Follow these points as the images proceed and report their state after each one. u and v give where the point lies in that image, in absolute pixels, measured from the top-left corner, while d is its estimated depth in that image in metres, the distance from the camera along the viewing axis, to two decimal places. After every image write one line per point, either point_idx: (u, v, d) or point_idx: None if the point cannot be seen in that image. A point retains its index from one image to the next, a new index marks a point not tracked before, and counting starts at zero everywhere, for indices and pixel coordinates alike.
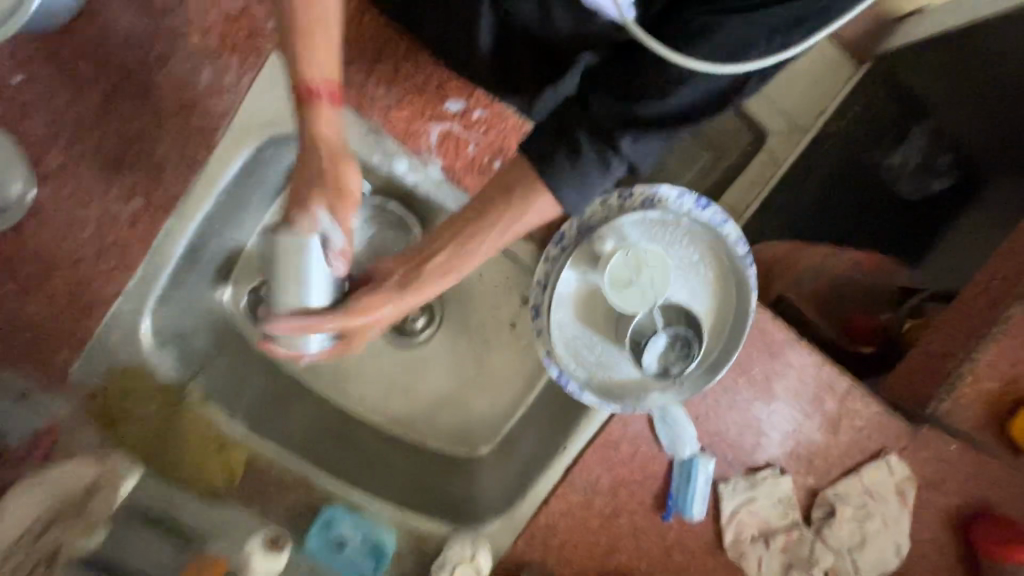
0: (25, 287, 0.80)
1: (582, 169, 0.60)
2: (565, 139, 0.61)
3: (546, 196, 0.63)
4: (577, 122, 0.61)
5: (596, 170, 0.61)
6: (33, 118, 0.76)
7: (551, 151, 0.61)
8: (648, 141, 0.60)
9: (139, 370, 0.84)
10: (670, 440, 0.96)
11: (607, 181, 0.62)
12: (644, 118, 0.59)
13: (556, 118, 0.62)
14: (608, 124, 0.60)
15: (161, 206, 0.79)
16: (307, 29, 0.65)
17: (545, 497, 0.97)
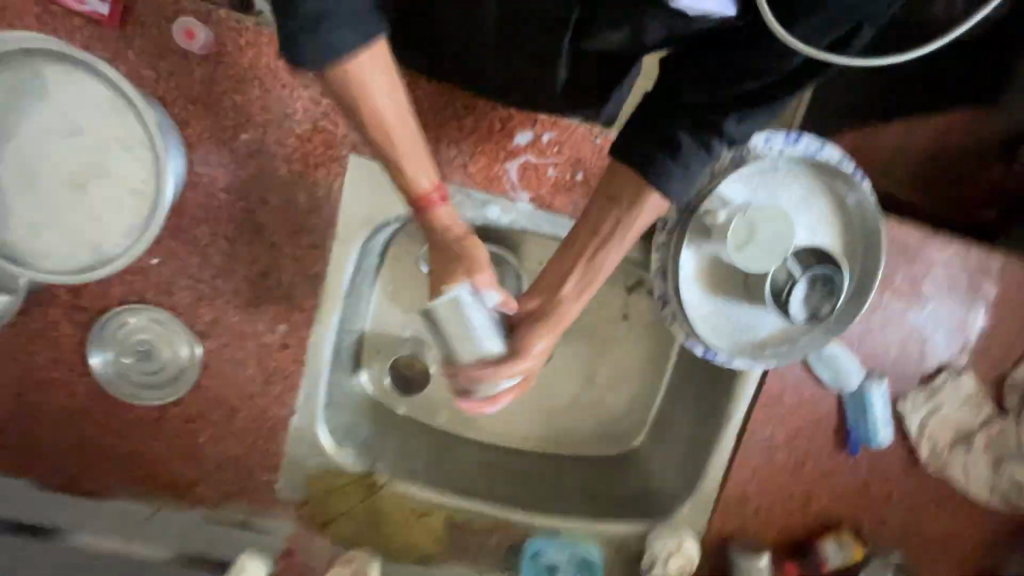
0: (218, 434, 0.88)
1: (690, 165, 0.60)
2: (665, 138, 0.59)
3: (654, 196, 0.62)
4: (675, 118, 0.59)
5: (701, 160, 0.60)
6: (173, 288, 0.84)
7: (652, 153, 0.60)
8: (752, 119, 0.59)
9: (333, 471, 0.93)
10: (833, 377, 0.93)
11: (711, 163, 0.62)
12: (743, 101, 0.58)
13: (645, 113, 0.61)
14: (709, 114, 0.58)
15: (303, 326, 0.86)
16: (395, 146, 0.60)
17: (726, 470, 0.97)
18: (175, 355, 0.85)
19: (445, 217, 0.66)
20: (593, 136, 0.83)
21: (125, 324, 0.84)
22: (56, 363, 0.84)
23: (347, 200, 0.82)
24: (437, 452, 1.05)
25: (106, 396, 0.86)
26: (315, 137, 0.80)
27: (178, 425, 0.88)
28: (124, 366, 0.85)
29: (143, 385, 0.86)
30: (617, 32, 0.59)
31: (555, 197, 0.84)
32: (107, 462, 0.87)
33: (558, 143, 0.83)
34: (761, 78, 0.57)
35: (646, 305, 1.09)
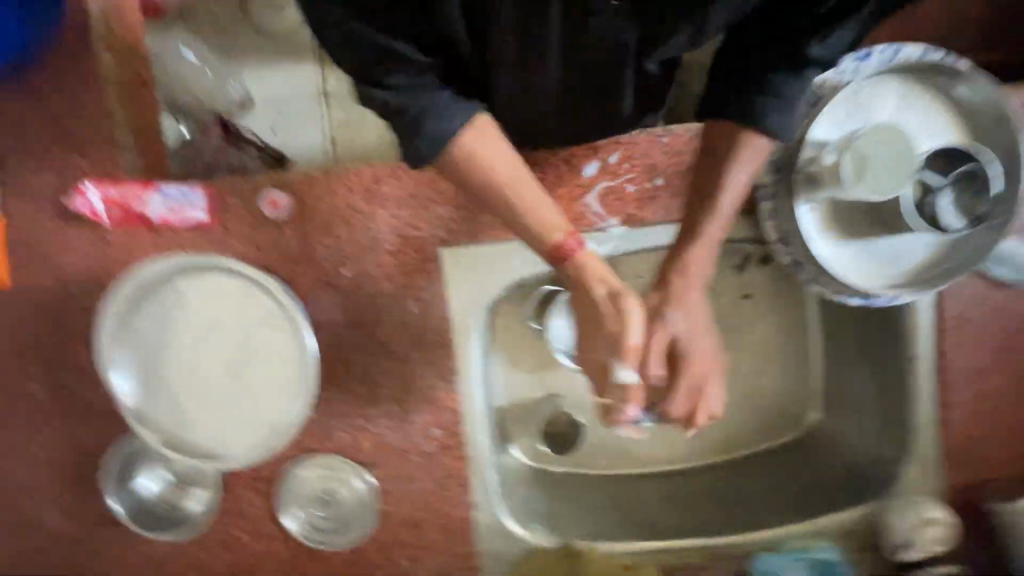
0: (414, 553, 0.89)
1: (786, 93, 0.61)
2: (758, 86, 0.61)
3: (755, 135, 0.63)
4: (766, 64, 0.61)
5: (796, 85, 0.61)
6: (330, 431, 0.87)
7: (745, 100, 0.62)
8: (837, 35, 0.59)
9: (532, 553, 0.91)
10: (1021, 274, 0.83)
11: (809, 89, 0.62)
12: (825, 22, 0.59)
13: (731, 71, 0.64)
14: (791, 44, 0.60)
15: (455, 424, 0.87)
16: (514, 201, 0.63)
17: (935, 415, 0.87)
18: (355, 491, 0.88)
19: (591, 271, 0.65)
20: (658, 138, 0.81)
21: (302, 478, 0.88)
22: (256, 538, 0.88)
23: (453, 291, 0.85)
24: (612, 499, 1.03)
25: (308, 552, 0.89)
26: (405, 246, 0.84)
27: (378, 558, 0.89)
28: (314, 518, 0.89)
29: (334, 529, 0.89)
30: (677, 37, 0.58)
31: (644, 211, 0.83)
32: None
33: (627, 159, 0.81)
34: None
35: (761, 276, 1.02)
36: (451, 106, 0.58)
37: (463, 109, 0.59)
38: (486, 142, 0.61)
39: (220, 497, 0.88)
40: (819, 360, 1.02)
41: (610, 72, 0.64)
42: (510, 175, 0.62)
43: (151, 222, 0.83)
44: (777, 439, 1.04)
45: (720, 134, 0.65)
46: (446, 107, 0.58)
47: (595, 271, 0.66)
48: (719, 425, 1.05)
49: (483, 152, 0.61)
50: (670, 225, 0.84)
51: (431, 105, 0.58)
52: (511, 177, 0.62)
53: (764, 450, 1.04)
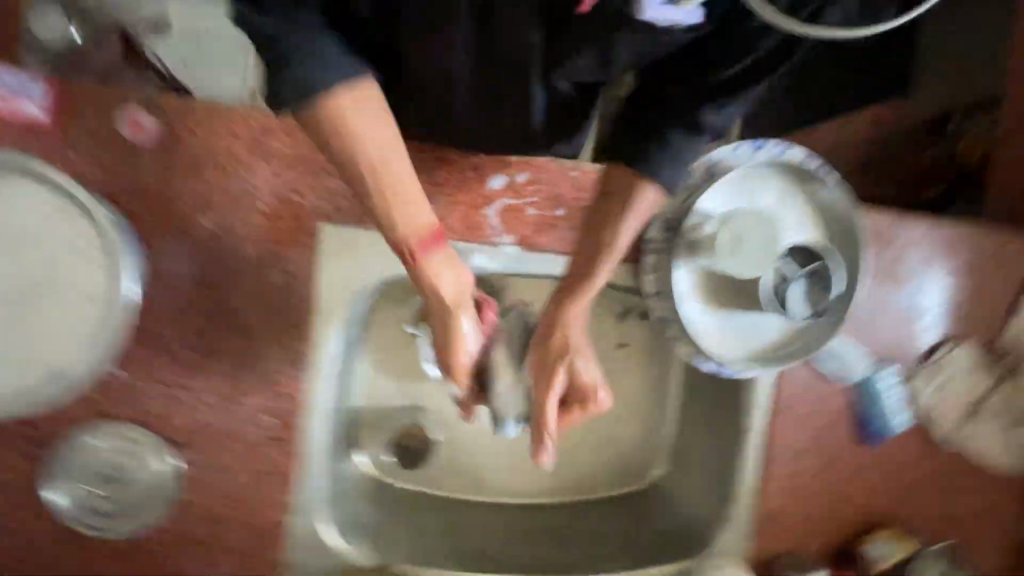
0: (208, 555, 0.78)
1: (678, 151, 0.68)
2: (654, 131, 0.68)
3: (649, 191, 0.69)
4: (662, 114, 0.69)
5: (687, 146, 0.68)
6: (142, 397, 0.75)
7: (644, 148, 0.68)
8: (728, 110, 0.67)
9: (344, 571, 0.84)
10: (841, 372, 0.93)
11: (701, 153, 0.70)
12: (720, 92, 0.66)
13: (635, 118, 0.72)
14: (686, 109, 0.67)
15: (291, 416, 0.79)
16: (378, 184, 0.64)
17: (755, 487, 0.94)
18: (153, 474, 0.76)
19: (440, 272, 0.67)
20: (568, 170, 0.82)
21: (89, 447, 0.74)
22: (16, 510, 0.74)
23: (323, 271, 0.78)
24: (447, 524, 0.99)
25: (78, 537, 0.75)
26: (283, 211, 0.76)
27: (164, 556, 0.77)
28: (92, 497, 0.75)
29: (115, 513, 0.75)
30: (587, 56, 0.66)
31: (539, 236, 0.83)
32: None
33: (534, 182, 0.81)
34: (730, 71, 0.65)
35: (638, 331, 1.06)
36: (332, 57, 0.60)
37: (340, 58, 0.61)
38: (358, 107, 0.61)
39: None
40: (674, 420, 1.07)
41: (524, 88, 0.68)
42: (381, 152, 0.62)
43: None
44: (622, 489, 1.07)
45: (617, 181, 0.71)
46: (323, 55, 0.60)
47: (442, 273, 0.68)
48: (571, 466, 1.06)
49: (352, 122, 0.61)
50: (561, 257, 0.84)
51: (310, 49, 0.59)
52: (379, 154, 0.62)
53: (607, 497, 1.07)
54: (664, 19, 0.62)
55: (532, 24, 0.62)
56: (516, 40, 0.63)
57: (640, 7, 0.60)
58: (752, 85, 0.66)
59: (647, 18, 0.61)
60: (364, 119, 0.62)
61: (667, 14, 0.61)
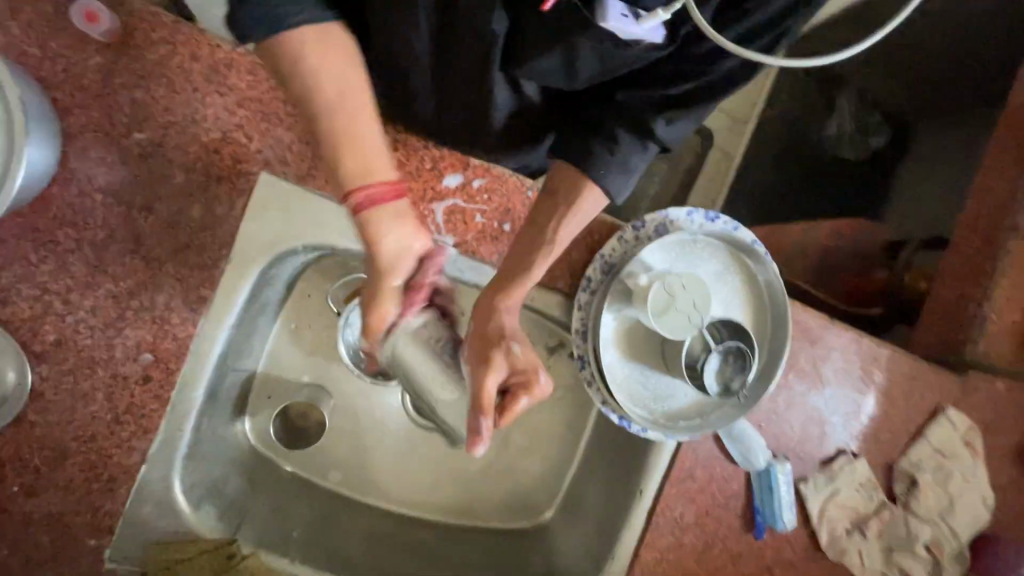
0: (35, 485, 0.71)
1: (623, 156, 0.66)
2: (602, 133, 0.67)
3: (593, 189, 0.67)
4: (612, 120, 0.67)
5: (635, 152, 0.66)
6: (15, 298, 0.69)
7: (588, 145, 0.67)
8: (678, 122, 0.66)
9: (181, 539, 0.76)
10: (742, 456, 0.92)
11: (646, 161, 0.68)
12: (671, 105, 0.65)
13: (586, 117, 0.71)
14: (638, 116, 0.66)
15: (172, 359, 0.74)
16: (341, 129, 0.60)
17: (634, 551, 0.92)
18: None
19: (384, 223, 0.62)
20: (525, 188, 0.82)
21: None
22: None
23: (248, 219, 0.74)
24: (317, 515, 0.95)
25: None
26: (224, 148, 0.73)
27: None
28: None
29: None
30: (550, 57, 0.63)
31: (481, 244, 0.81)
32: None
33: (489, 190, 0.81)
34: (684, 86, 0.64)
35: (566, 371, 1.07)
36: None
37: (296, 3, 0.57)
38: (309, 47, 0.59)
39: None
40: (576, 467, 1.07)
41: (478, 66, 0.67)
42: (344, 92, 0.60)
43: None
44: (507, 524, 1.05)
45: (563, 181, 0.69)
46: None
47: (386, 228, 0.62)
48: (463, 487, 1.05)
49: (302, 58, 0.59)
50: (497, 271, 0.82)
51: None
52: (334, 92, 0.60)
53: (490, 528, 1.05)
54: (627, 33, 0.55)
55: (492, 11, 0.60)
56: (477, 27, 0.62)
57: (603, 15, 0.54)
58: (706, 102, 0.64)
59: (609, 27, 0.55)
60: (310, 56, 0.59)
61: (629, 28, 0.55)
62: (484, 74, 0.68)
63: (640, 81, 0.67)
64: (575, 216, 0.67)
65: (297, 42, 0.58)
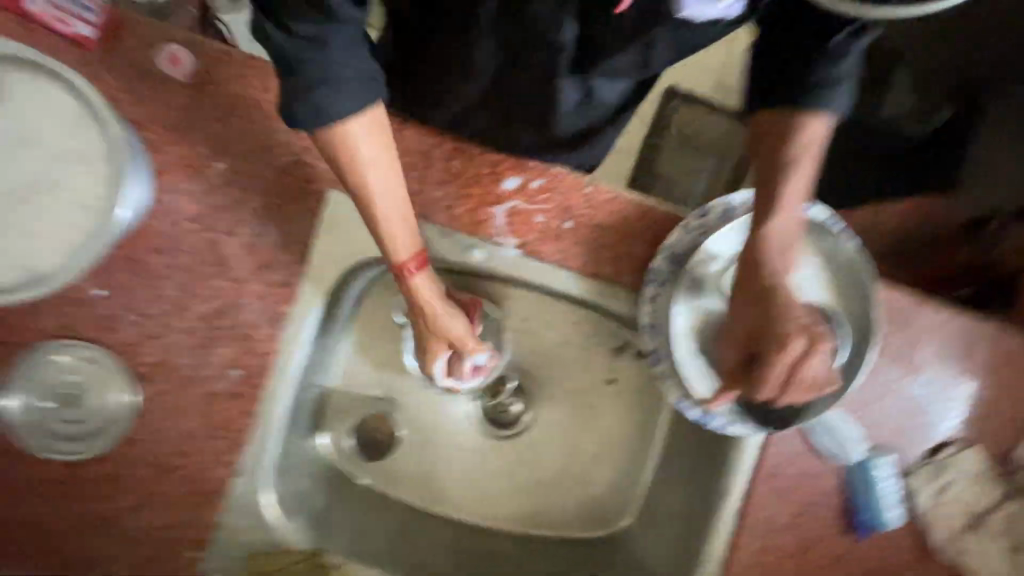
0: (142, 499, 0.75)
1: (834, 74, 0.64)
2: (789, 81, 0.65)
3: (816, 117, 0.65)
4: (796, 63, 0.65)
5: (842, 60, 0.64)
6: (118, 323, 0.75)
7: (797, 85, 0.65)
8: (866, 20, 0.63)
9: (273, 550, 0.78)
10: (837, 449, 0.87)
11: (858, 67, 0.65)
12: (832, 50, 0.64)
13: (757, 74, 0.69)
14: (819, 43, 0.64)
15: (258, 374, 0.77)
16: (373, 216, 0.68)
17: (725, 554, 0.87)
18: (107, 403, 0.74)
19: (424, 287, 0.75)
20: (583, 184, 0.81)
21: (53, 363, 0.74)
22: None
23: (322, 237, 0.78)
24: (398, 526, 0.96)
25: (16, 451, 0.73)
26: (295, 169, 0.77)
27: (95, 489, 0.75)
28: (41, 412, 0.73)
29: (63, 436, 0.74)
30: (627, 52, 0.67)
31: (543, 244, 0.81)
32: (4, 533, 0.74)
33: (547, 190, 0.80)
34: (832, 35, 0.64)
35: (633, 370, 1.05)
36: (360, 79, 0.61)
37: (363, 87, 0.61)
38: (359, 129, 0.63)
39: None
40: (652, 472, 1.03)
41: (544, 77, 0.71)
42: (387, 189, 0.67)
43: (24, 11, 0.71)
44: (585, 533, 1.03)
45: (771, 131, 0.67)
46: (345, 71, 0.60)
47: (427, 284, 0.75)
48: (538, 495, 1.04)
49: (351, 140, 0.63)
50: (560, 270, 0.82)
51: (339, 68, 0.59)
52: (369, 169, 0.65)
53: (567, 537, 1.03)
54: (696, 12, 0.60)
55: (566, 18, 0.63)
56: (546, 34, 0.64)
57: (678, 4, 0.60)
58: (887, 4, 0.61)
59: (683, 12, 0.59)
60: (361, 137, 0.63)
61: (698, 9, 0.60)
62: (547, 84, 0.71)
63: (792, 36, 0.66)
64: (807, 150, 0.65)
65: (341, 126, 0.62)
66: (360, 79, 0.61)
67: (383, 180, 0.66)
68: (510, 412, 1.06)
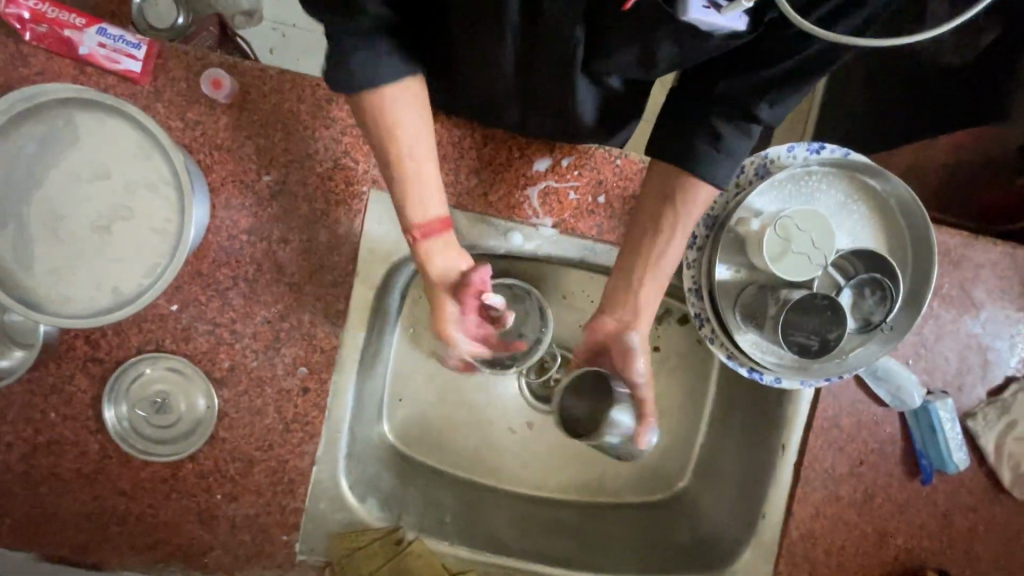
0: (235, 491, 0.83)
1: (729, 150, 0.67)
2: (705, 120, 0.67)
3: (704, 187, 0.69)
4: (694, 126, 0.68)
5: (738, 142, 0.67)
6: (195, 334, 0.81)
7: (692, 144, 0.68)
8: (785, 102, 0.65)
9: (355, 529, 0.85)
10: (893, 396, 0.86)
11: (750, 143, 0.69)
12: (774, 87, 0.64)
13: (679, 106, 0.70)
14: (741, 104, 0.65)
15: (323, 369, 0.83)
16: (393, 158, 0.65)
17: (785, 507, 0.88)
18: (193, 407, 0.81)
19: (436, 257, 0.70)
20: (612, 158, 0.83)
21: (143, 375, 0.81)
22: (67, 422, 0.81)
23: (368, 236, 0.82)
24: (463, 501, 1.00)
25: (119, 455, 0.81)
26: (337, 175, 0.81)
27: (193, 484, 0.82)
28: (137, 419, 0.81)
29: (161, 440, 0.82)
30: (629, 52, 0.62)
31: (579, 220, 0.83)
32: (121, 528, 0.82)
33: (578, 167, 0.82)
34: (781, 64, 0.62)
35: (677, 336, 1.07)
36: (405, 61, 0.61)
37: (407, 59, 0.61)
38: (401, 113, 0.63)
39: (56, 369, 0.80)
40: (703, 431, 1.06)
41: (560, 79, 0.66)
42: (412, 139, 0.64)
43: (77, 55, 0.76)
44: (644, 495, 1.06)
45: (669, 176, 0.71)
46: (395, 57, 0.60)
47: (443, 259, 0.70)
48: (594, 464, 1.07)
49: (393, 115, 0.62)
50: (597, 244, 0.84)
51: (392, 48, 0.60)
52: (408, 148, 0.64)
53: (625, 502, 1.06)
54: (707, 23, 0.55)
55: (576, 21, 0.58)
56: (559, 35, 0.60)
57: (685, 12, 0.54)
58: (809, 80, 0.63)
59: (691, 19, 0.55)
60: (405, 115, 0.63)
61: (711, 19, 0.55)
62: (562, 79, 0.66)
63: (746, 65, 0.64)
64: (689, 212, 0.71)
65: (382, 93, 0.61)
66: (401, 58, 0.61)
67: (426, 163, 0.66)
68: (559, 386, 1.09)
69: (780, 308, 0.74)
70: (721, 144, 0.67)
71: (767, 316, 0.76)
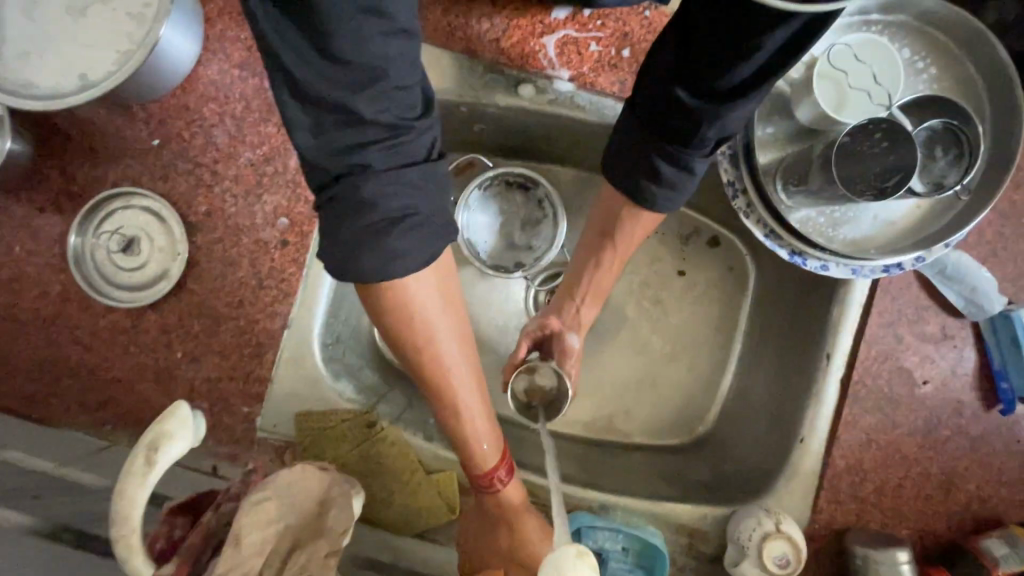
0: (196, 350, 0.74)
1: (679, 174, 0.58)
2: (650, 151, 0.58)
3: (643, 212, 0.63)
4: (641, 141, 0.58)
5: (688, 165, 0.57)
6: (174, 173, 0.75)
7: (634, 172, 0.60)
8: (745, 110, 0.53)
9: (323, 407, 0.75)
10: (965, 300, 0.72)
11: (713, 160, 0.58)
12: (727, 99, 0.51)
13: (640, 110, 0.58)
14: (685, 125, 0.54)
15: (305, 222, 0.75)
16: (428, 355, 0.54)
17: (830, 430, 0.74)
18: (161, 253, 0.74)
19: (451, 361, 0.55)
20: (642, 10, 0.74)
21: (112, 214, 0.75)
22: (31, 259, 0.75)
23: None
24: None
25: (80, 300, 0.75)
26: None
27: (151, 340, 0.74)
28: (103, 261, 0.74)
29: (123, 287, 0.74)
30: None
31: (598, 75, 0.75)
32: (70, 382, 0.74)
33: (601, 17, 0.74)
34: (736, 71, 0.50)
35: (705, 258, 0.93)
36: (429, 186, 0.45)
37: None
38: (423, 291, 0.49)
39: (28, 200, 0.75)
40: (736, 362, 0.91)
41: None
42: (426, 316, 0.51)
43: None
44: (662, 436, 0.91)
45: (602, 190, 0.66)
46: (411, 186, 0.44)
47: (456, 360, 0.55)
48: (605, 394, 0.92)
49: (409, 294, 0.49)
50: (618, 104, 0.76)
51: (425, 210, 0.45)
52: (432, 342, 0.53)
53: (638, 444, 0.90)
54: None
55: None
56: None
57: None
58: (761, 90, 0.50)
59: None
60: (420, 296, 0.49)
61: None
62: None
63: (689, 67, 0.53)
64: (625, 236, 0.67)
65: (404, 285, 0.48)
66: (437, 212, 0.46)
67: (450, 330, 0.53)
68: (536, 300, 0.93)
69: (829, 144, 0.65)
70: (662, 183, 0.59)
71: (813, 161, 0.66)
